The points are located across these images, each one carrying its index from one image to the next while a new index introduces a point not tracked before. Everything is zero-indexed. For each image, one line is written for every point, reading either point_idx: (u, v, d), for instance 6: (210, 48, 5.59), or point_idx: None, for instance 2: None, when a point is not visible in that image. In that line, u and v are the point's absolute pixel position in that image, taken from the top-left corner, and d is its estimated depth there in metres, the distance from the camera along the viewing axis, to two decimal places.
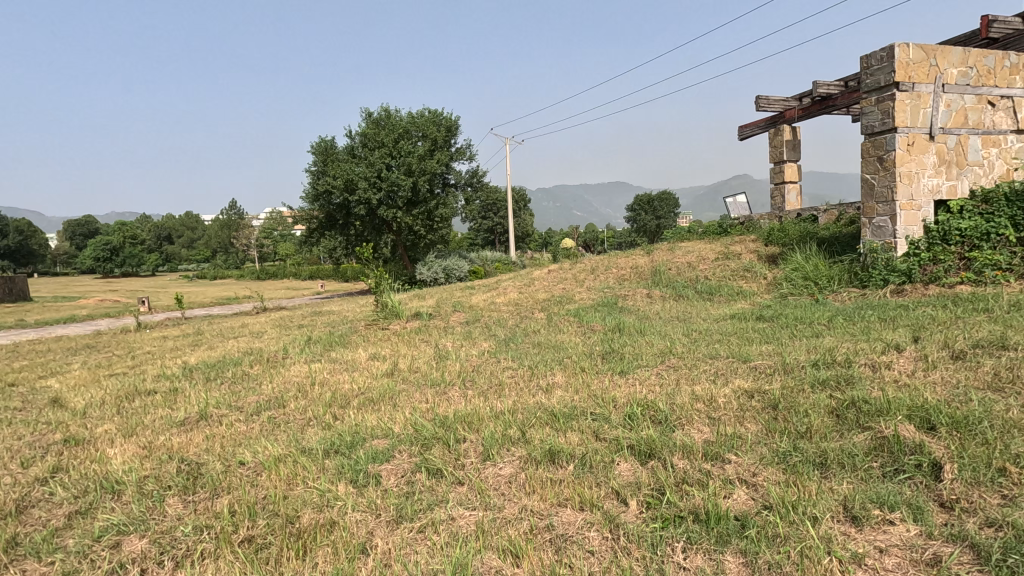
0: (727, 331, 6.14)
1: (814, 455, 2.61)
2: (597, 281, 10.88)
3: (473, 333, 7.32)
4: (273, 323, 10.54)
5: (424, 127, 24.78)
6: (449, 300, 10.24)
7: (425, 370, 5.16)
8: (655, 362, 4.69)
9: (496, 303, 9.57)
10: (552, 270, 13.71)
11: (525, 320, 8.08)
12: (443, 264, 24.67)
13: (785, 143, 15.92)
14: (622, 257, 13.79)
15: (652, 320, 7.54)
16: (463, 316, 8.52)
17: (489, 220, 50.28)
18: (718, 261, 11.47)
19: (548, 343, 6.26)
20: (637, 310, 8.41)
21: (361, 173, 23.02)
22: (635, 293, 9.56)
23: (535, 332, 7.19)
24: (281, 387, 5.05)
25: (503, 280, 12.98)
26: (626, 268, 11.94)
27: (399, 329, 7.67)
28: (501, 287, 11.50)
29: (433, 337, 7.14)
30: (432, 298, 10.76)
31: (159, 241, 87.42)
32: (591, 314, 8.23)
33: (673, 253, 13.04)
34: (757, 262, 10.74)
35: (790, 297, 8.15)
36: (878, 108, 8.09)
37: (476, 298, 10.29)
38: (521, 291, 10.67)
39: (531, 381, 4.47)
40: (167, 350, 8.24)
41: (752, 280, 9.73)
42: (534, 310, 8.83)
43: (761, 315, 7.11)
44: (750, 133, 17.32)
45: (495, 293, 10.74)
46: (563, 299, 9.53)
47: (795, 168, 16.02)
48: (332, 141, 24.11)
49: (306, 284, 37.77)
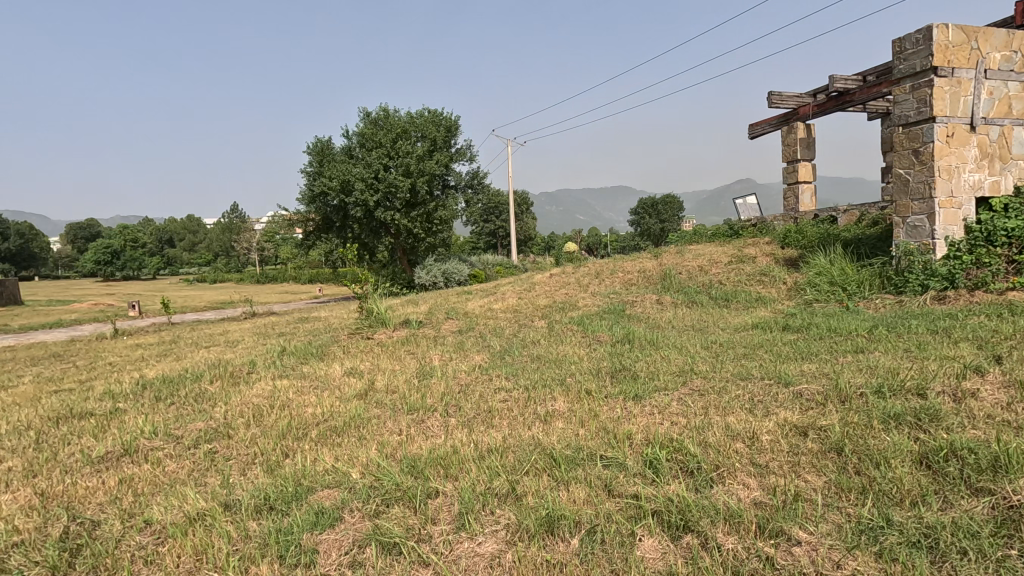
0: (752, 345, 5.39)
1: (920, 535, 1.85)
2: (602, 286, 10.14)
3: (465, 344, 6.58)
4: (254, 331, 9.82)
5: (423, 127, 24.10)
6: (443, 307, 9.51)
7: (404, 391, 4.42)
8: (675, 383, 3.95)
9: (493, 310, 8.84)
10: (555, 274, 12.97)
11: (524, 329, 7.34)
12: (442, 268, 23.94)
13: (799, 142, 15.17)
14: (628, 260, 13.04)
15: (664, 330, 6.79)
16: (455, 324, 7.79)
17: (491, 223, 49.56)
18: (731, 264, 10.72)
19: (548, 358, 5.52)
20: (646, 318, 7.67)
21: (358, 174, 22.33)
22: (643, 299, 8.81)
23: (534, 343, 6.45)
24: (235, 411, 4.32)
25: (502, 284, 12.26)
26: (632, 272, 11.20)
27: (385, 339, 6.95)
28: (499, 293, 10.76)
29: (421, 348, 6.42)
30: (425, 304, 10.05)
31: (160, 245, 86.99)
32: (596, 322, 7.48)
33: (682, 256, 12.30)
34: (774, 266, 9.98)
35: (816, 304, 7.38)
36: (913, 96, 7.34)
37: (473, 304, 9.57)
38: (521, 296, 9.94)
39: (527, 407, 3.73)
40: (130, 361, 7.52)
41: (770, 285, 8.97)
42: (534, 318, 8.09)
43: (787, 325, 6.36)
44: (761, 131, 16.59)
45: (493, 299, 10.00)
46: (566, 305, 8.80)
47: (810, 167, 15.27)
48: (329, 141, 23.48)
49: (304, 288, 37.08)
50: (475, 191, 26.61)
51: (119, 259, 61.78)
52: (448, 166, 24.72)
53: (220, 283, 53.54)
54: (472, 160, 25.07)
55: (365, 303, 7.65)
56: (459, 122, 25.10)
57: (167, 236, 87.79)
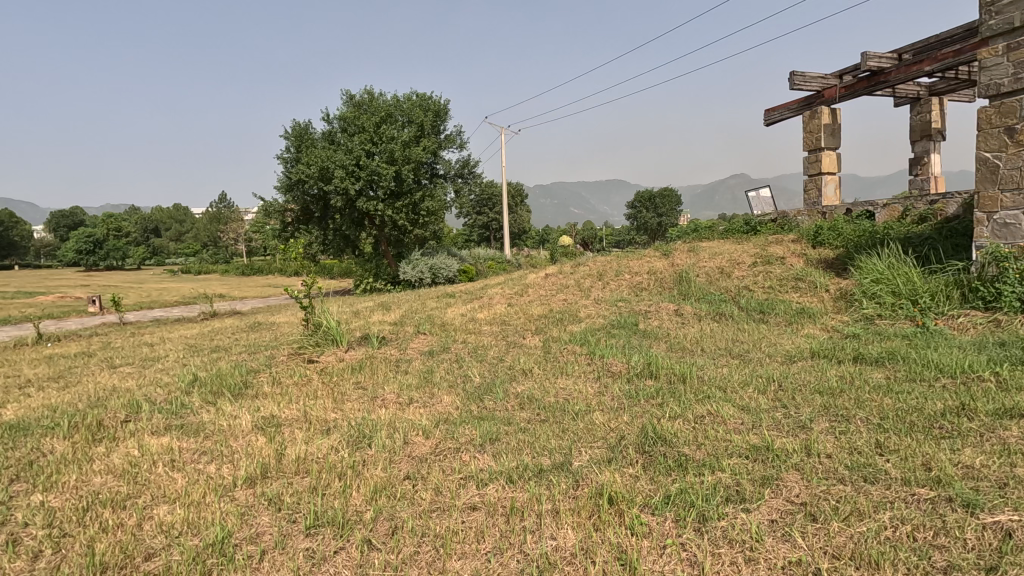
0: (830, 391, 3.84)
1: None
2: (606, 291, 8.59)
3: (434, 374, 5.02)
4: (191, 341, 8.23)
5: (409, 111, 22.44)
6: (416, 316, 7.95)
7: (323, 474, 2.86)
8: (754, 483, 2.39)
9: (476, 321, 7.30)
10: (550, 274, 11.39)
11: (513, 351, 5.79)
12: (430, 263, 22.33)
13: (824, 129, 13.54)
14: (633, 259, 11.49)
15: (693, 355, 5.28)
16: (428, 341, 6.24)
17: (483, 215, 47.77)
18: (757, 266, 9.19)
19: (544, 405, 3.96)
20: (666, 336, 6.14)
21: (339, 160, 20.65)
22: (657, 308, 7.29)
23: (525, 374, 4.91)
24: (47, 506, 2.73)
25: (491, 286, 10.69)
26: (640, 274, 9.64)
27: (332, 364, 5.37)
28: (485, 297, 9.20)
29: (376, 381, 4.84)
30: (397, 312, 8.50)
31: (145, 234, 84.66)
32: (604, 342, 5.95)
33: (697, 256, 10.76)
34: (811, 269, 8.47)
35: (880, 322, 5.86)
36: (1008, 59, 5.80)
37: (452, 312, 8.00)
38: (511, 303, 8.39)
39: (510, 534, 2.16)
40: (10, 386, 5.90)
41: (810, 294, 7.46)
42: (525, 333, 6.54)
43: (858, 353, 4.84)
44: (778, 117, 15.05)
45: (478, 306, 8.43)
46: (565, 315, 7.27)
47: (834, 157, 13.72)
48: (308, 125, 21.77)
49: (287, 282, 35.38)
50: (465, 181, 24.97)
51: (100, 249, 59.66)
52: (436, 154, 23.07)
53: (203, 275, 51.63)
54: (462, 148, 23.40)
55: (309, 315, 6.05)
56: (448, 107, 23.43)
57: (152, 225, 85.47)
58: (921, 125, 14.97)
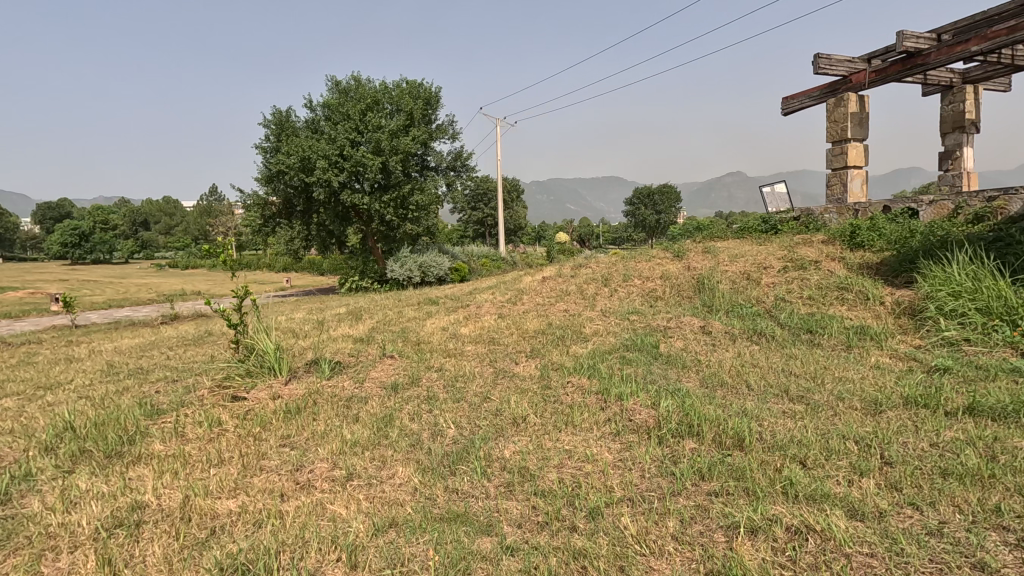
0: (970, 477, 2.56)
1: None
2: (615, 299, 7.30)
3: (394, 423, 3.70)
4: (122, 356, 6.90)
5: (398, 99, 21.02)
6: (389, 331, 6.64)
7: None
8: None
9: (459, 338, 6.00)
10: (549, 276, 10.09)
11: (503, 384, 4.49)
12: (419, 261, 20.97)
13: (851, 117, 12.25)
14: (641, 261, 10.21)
15: (740, 398, 3.98)
16: (396, 368, 4.90)
17: (479, 211, 46.42)
18: (788, 271, 7.94)
19: (543, 492, 2.67)
20: (696, 364, 4.87)
21: (321, 150, 19.25)
22: (679, 324, 6.02)
23: (518, 426, 3.61)
24: None
25: (482, 291, 9.39)
26: (651, 279, 8.35)
27: (261, 405, 4.04)
28: (473, 306, 7.87)
29: (311, 436, 3.51)
30: (368, 324, 7.18)
31: (136, 226, 82.75)
32: (619, 372, 4.66)
33: (715, 258, 9.48)
34: (855, 275, 7.21)
35: (970, 349, 4.60)
36: None
37: (432, 326, 6.70)
38: (504, 313, 7.09)
39: None
40: None
41: (862, 308, 6.21)
42: (518, 357, 5.23)
43: (966, 399, 3.57)
44: (798, 105, 13.78)
45: (464, 317, 7.12)
46: (567, 332, 5.97)
47: (861, 149, 12.44)
48: (289, 112, 20.38)
49: (273, 278, 33.96)
50: (458, 174, 23.59)
51: (86, 242, 57.95)
52: (427, 144, 21.73)
53: (191, 270, 50.02)
54: (454, 139, 22.07)
55: (239, 337, 4.64)
56: (440, 95, 22.01)
57: (140, 218, 83.43)
58: (952, 115, 13.73)
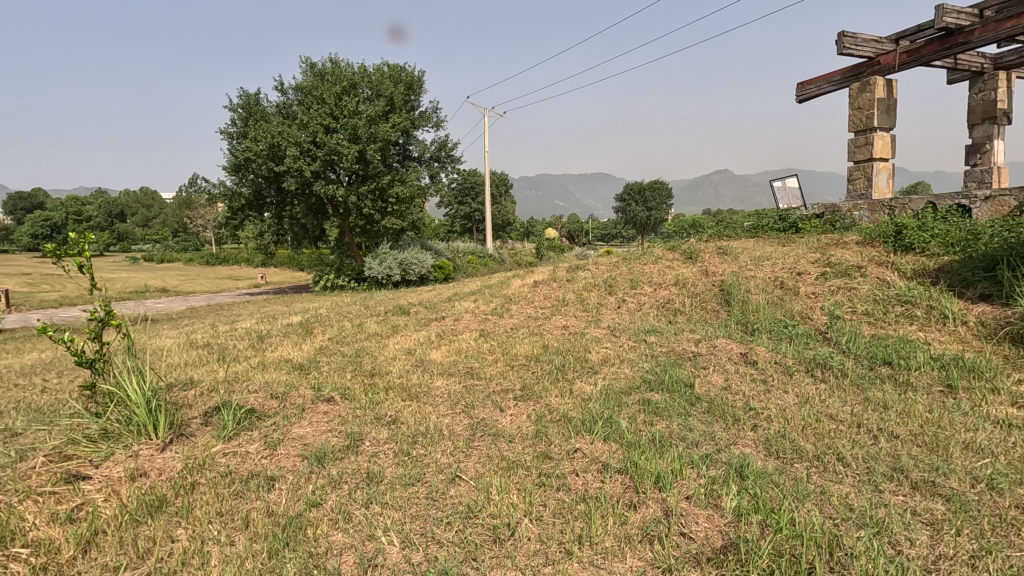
0: None
1: None
2: (625, 313, 5.93)
3: (304, 538, 2.31)
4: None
5: (378, 84, 19.44)
6: (339, 355, 5.20)
7: None
8: None
9: (428, 368, 4.59)
10: (541, 280, 8.65)
11: (481, 452, 3.10)
12: (399, 258, 19.44)
13: (877, 104, 10.98)
14: (647, 264, 8.86)
15: (839, 486, 2.64)
16: (334, 419, 3.49)
17: (466, 206, 44.79)
18: (829, 279, 6.64)
19: None
20: (751, 416, 3.51)
21: (291, 136, 17.67)
22: (714, 350, 4.67)
23: (506, 549, 2.22)
24: None
25: (462, 299, 7.91)
26: (664, 286, 7.01)
27: (106, 496, 2.61)
28: (451, 318, 6.47)
29: (157, 571, 2.11)
30: (317, 343, 5.74)
31: (112, 218, 79.90)
32: (647, 432, 3.28)
33: (735, 260, 8.16)
34: (915, 285, 5.91)
35: None
36: None
37: (395, 348, 5.28)
38: (487, 331, 5.68)
39: None
40: None
41: (940, 329, 4.90)
42: (503, 401, 3.85)
43: None
44: (816, 92, 12.49)
45: (438, 334, 5.69)
46: (569, 361, 4.60)
47: (888, 140, 11.17)
48: (257, 96, 18.74)
49: (248, 274, 32.25)
50: (443, 165, 22.07)
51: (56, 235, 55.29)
52: (409, 132, 20.21)
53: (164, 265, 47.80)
54: (439, 127, 20.58)
55: (95, 381, 3.12)
56: (423, 80, 20.46)
57: (116, 209, 80.58)
58: (983, 104, 12.51)
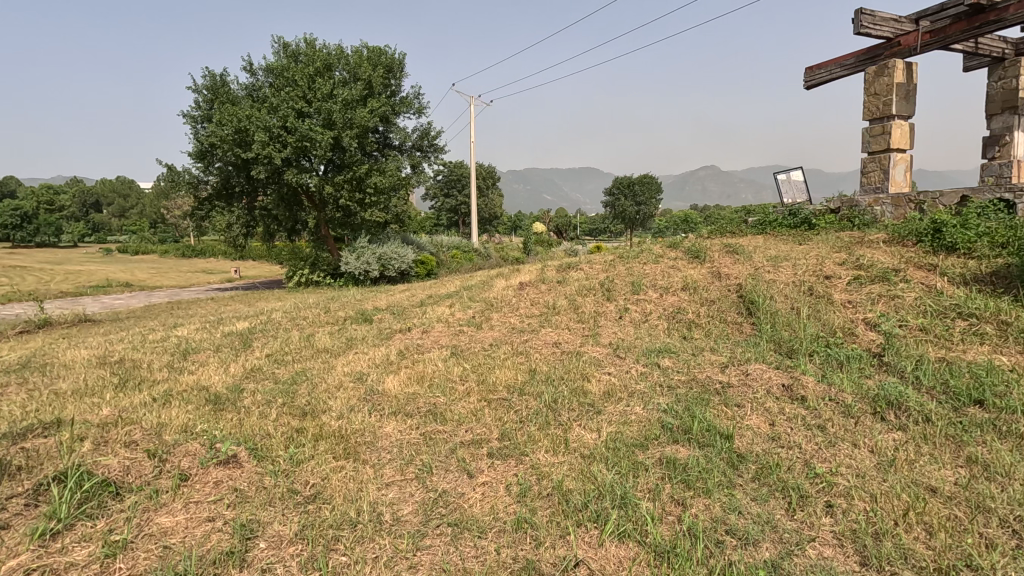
0: None
1: None
2: (628, 327, 4.89)
3: None
4: None
5: (355, 67, 18.19)
6: (270, 382, 4.09)
7: None
8: None
9: (377, 405, 3.51)
10: (527, 281, 7.57)
11: (437, 562, 2.04)
12: (377, 253, 18.26)
13: (896, 89, 10.04)
14: (648, 264, 7.84)
15: None
16: (225, 495, 2.41)
17: (451, 198, 43.53)
18: (865, 285, 5.67)
19: None
20: (821, 489, 2.49)
21: (260, 121, 16.38)
22: (747, 381, 3.66)
23: None
24: None
25: (436, 304, 6.81)
26: (672, 291, 5.98)
27: None
28: (420, 329, 5.38)
29: None
30: (249, 362, 4.61)
31: (86, 208, 77.37)
32: (680, 523, 2.24)
33: (748, 261, 7.16)
34: (974, 294, 4.93)
35: None
36: None
37: (341, 372, 4.18)
38: (460, 349, 4.60)
39: None
40: None
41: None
42: (474, 462, 2.79)
43: None
44: (825, 77, 11.56)
45: (398, 353, 4.59)
46: (562, 394, 3.54)
47: (906, 128, 10.25)
48: (224, 77, 17.40)
49: (221, 268, 30.81)
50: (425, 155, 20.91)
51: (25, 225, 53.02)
52: (389, 119, 19.02)
53: (138, 257, 45.98)
54: (420, 114, 19.41)
55: None
56: (404, 63, 19.24)
57: (91, 199, 77.97)
58: (1002, 93, 11.61)
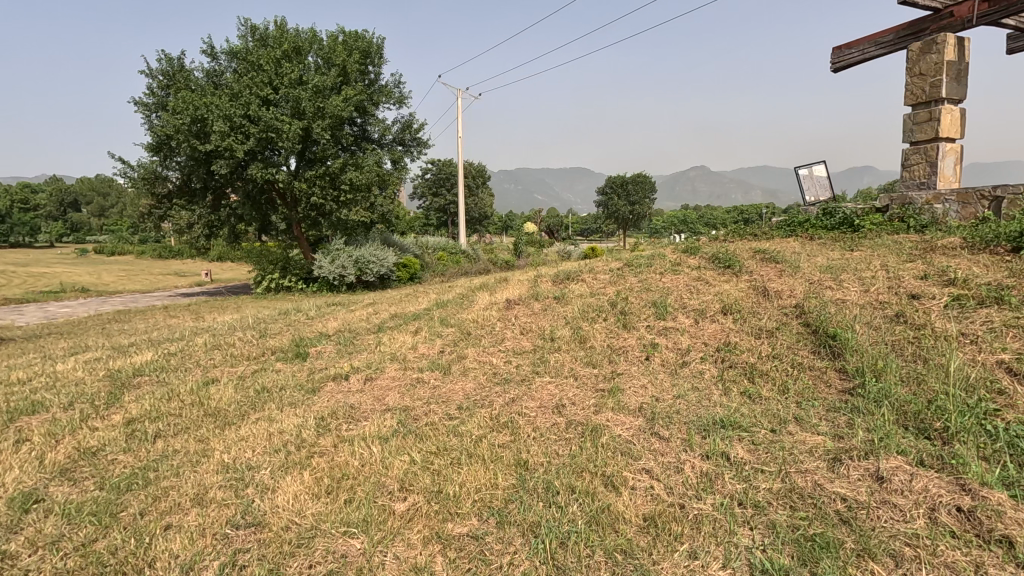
0: None
1: None
2: (660, 379, 3.35)
3: None
4: None
5: (329, 52, 16.56)
6: (96, 483, 2.51)
7: None
8: None
9: (240, 556, 1.93)
10: (516, 297, 5.97)
11: None
12: (353, 254, 16.62)
13: (947, 68, 8.59)
14: (667, 276, 6.29)
15: None
16: None
17: (440, 198, 41.76)
18: (976, 309, 4.14)
19: None
20: None
21: (220, 109, 14.70)
22: (890, 500, 2.13)
23: None
24: None
25: (397, 330, 5.22)
26: (709, 317, 4.45)
27: None
28: (363, 375, 3.81)
29: None
30: (91, 437, 3.02)
31: (64, 207, 74.97)
32: None
33: (796, 271, 5.64)
34: None
35: None
36: None
37: (216, 464, 2.60)
38: (412, 418, 3.02)
39: None
40: None
41: None
42: None
43: None
44: (857, 57, 10.13)
45: (315, 424, 3.01)
46: (576, 530, 2.00)
47: (957, 114, 8.80)
48: (182, 61, 15.70)
49: (195, 270, 28.98)
50: (407, 149, 19.29)
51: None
52: (366, 109, 17.39)
53: (112, 258, 43.97)
54: (401, 104, 17.79)
55: None
56: (382, 49, 17.61)
57: (69, 197, 75.56)
58: None
